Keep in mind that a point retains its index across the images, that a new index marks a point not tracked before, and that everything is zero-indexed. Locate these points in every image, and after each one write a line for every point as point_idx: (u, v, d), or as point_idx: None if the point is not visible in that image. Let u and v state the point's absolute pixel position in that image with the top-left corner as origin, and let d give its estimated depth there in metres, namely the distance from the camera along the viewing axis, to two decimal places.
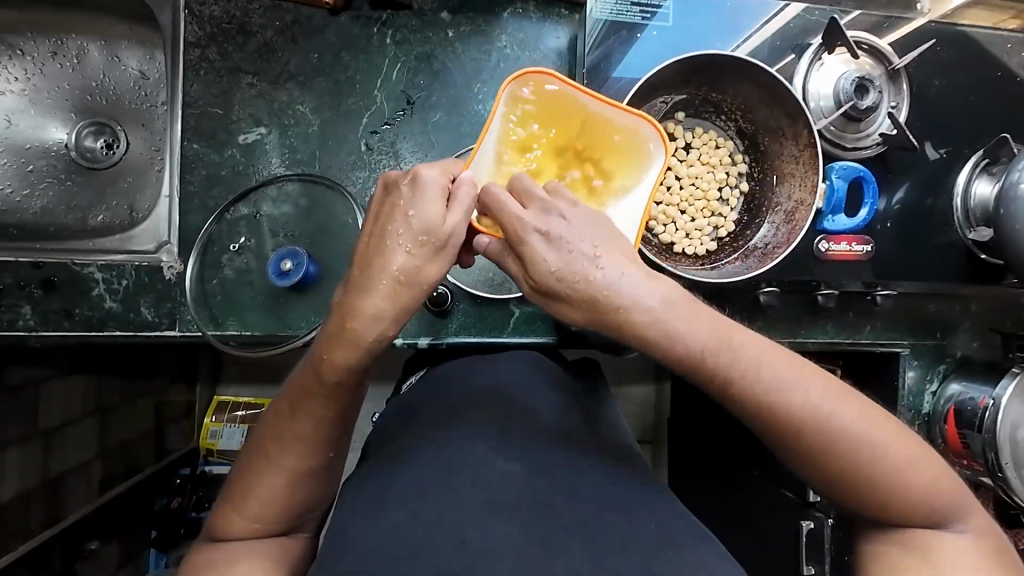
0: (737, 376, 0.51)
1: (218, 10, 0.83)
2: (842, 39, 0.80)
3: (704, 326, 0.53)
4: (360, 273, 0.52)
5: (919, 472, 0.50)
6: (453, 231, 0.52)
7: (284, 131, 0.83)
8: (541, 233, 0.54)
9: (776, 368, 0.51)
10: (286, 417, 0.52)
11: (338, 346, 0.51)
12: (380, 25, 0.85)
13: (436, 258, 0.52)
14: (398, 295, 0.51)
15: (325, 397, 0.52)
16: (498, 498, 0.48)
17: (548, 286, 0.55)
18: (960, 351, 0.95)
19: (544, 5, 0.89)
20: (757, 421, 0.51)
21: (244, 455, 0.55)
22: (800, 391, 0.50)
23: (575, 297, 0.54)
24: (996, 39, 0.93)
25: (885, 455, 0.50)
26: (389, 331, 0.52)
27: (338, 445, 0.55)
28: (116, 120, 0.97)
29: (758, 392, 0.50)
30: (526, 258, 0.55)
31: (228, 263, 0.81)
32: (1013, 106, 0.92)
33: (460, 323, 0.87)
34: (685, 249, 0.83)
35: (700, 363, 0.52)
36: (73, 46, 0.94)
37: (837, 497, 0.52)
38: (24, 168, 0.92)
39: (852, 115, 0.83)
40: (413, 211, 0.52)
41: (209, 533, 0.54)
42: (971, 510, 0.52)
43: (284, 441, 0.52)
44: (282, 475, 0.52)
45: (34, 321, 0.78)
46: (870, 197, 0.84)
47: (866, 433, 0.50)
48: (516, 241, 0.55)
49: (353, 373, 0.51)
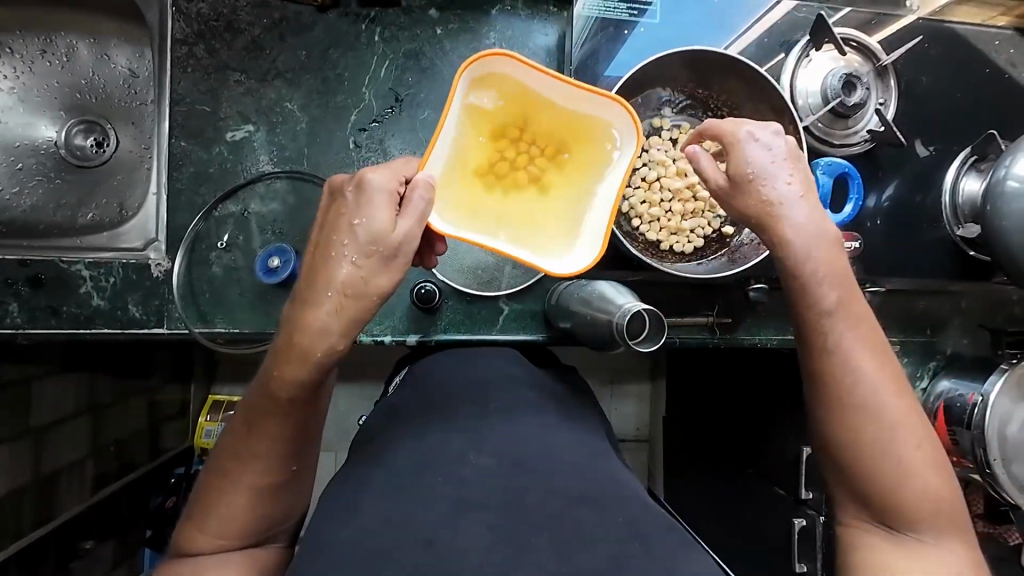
0: (835, 326, 0.53)
1: (206, 7, 0.83)
2: (829, 36, 0.80)
3: (833, 271, 0.54)
4: (306, 286, 0.51)
5: (935, 480, 0.52)
6: (403, 238, 0.51)
7: (272, 128, 0.83)
8: (754, 137, 0.56)
9: (869, 332, 0.54)
10: (243, 433, 0.52)
11: (288, 360, 0.50)
12: (369, 22, 0.85)
13: (385, 269, 0.51)
14: (345, 308, 0.50)
15: (281, 412, 0.51)
16: (467, 496, 0.48)
17: (739, 178, 0.55)
18: (949, 347, 0.97)
19: (531, 2, 0.89)
20: (826, 368, 0.53)
21: (205, 472, 0.55)
22: (880, 358, 0.53)
23: (752, 198, 0.55)
24: (982, 36, 0.92)
25: (919, 443, 0.52)
26: (339, 344, 0.51)
27: (299, 459, 0.55)
28: (106, 118, 0.97)
29: (843, 345, 0.53)
30: (733, 155, 0.56)
31: (216, 261, 0.81)
32: (1001, 103, 0.92)
33: (450, 320, 0.88)
34: (672, 246, 0.80)
35: (811, 297, 0.54)
36: (62, 44, 0.94)
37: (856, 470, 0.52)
38: (13, 166, 0.92)
39: (840, 112, 0.83)
40: (359, 219, 0.50)
41: (175, 550, 0.54)
42: (967, 538, 0.53)
43: (241, 459, 0.52)
44: (244, 490, 0.52)
45: (21, 318, 0.77)
46: (855, 194, 0.84)
47: (910, 424, 0.52)
48: (731, 142, 0.56)
49: (305, 387, 0.51)
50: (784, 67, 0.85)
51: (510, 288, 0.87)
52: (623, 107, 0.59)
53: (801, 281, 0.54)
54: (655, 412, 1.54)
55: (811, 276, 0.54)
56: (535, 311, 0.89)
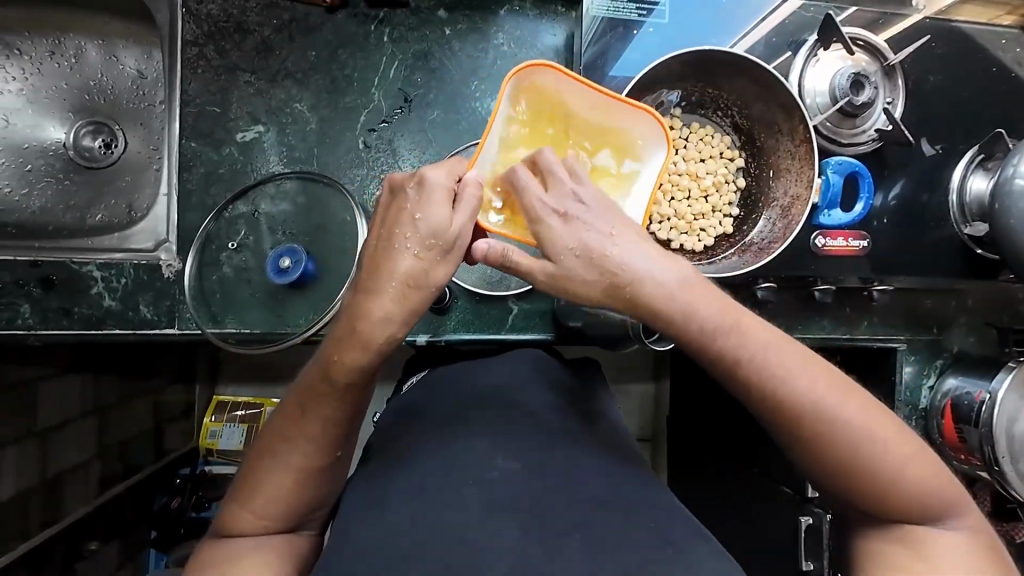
0: (745, 365, 0.51)
1: (215, 9, 0.83)
2: (837, 35, 0.81)
3: (718, 308, 0.52)
4: (368, 277, 0.51)
5: (914, 470, 0.51)
6: (460, 232, 0.52)
7: (282, 129, 0.84)
8: (559, 214, 0.53)
9: (781, 355, 0.51)
10: (295, 417, 0.52)
11: (348, 346, 0.50)
12: (377, 23, 0.85)
13: (443, 261, 0.52)
14: (407, 298, 0.51)
15: (336, 397, 0.52)
16: (492, 500, 0.49)
17: (565, 265, 0.53)
18: (956, 346, 1.00)
19: (539, 3, 0.89)
20: (764, 410, 0.51)
21: (252, 452, 0.55)
22: (812, 369, 0.51)
23: (589, 276, 0.53)
24: (989, 35, 0.92)
25: (890, 438, 0.51)
26: (398, 334, 0.51)
27: (344, 446, 0.54)
28: (114, 119, 0.97)
29: (764, 381, 0.51)
30: (543, 239, 0.54)
31: (227, 261, 0.81)
32: (1013, 100, 0.91)
33: (459, 320, 0.88)
34: (682, 245, 0.76)
35: (710, 344, 0.52)
36: (70, 46, 0.94)
37: (837, 488, 0.52)
38: (22, 167, 0.92)
39: (848, 111, 0.83)
40: (420, 214, 0.51)
41: (215, 531, 0.54)
42: (962, 509, 0.53)
43: (291, 442, 0.52)
44: (291, 473, 0.52)
45: (33, 320, 0.77)
46: (867, 193, 0.85)
47: (867, 429, 0.50)
48: (532, 223, 0.54)
49: (364, 374, 0.51)
50: (792, 67, 0.85)
51: (519, 288, 0.87)
52: (652, 115, 0.61)
53: (693, 336, 0.52)
54: (659, 411, 1.54)
55: (698, 328, 0.52)
56: (544, 310, 0.89)
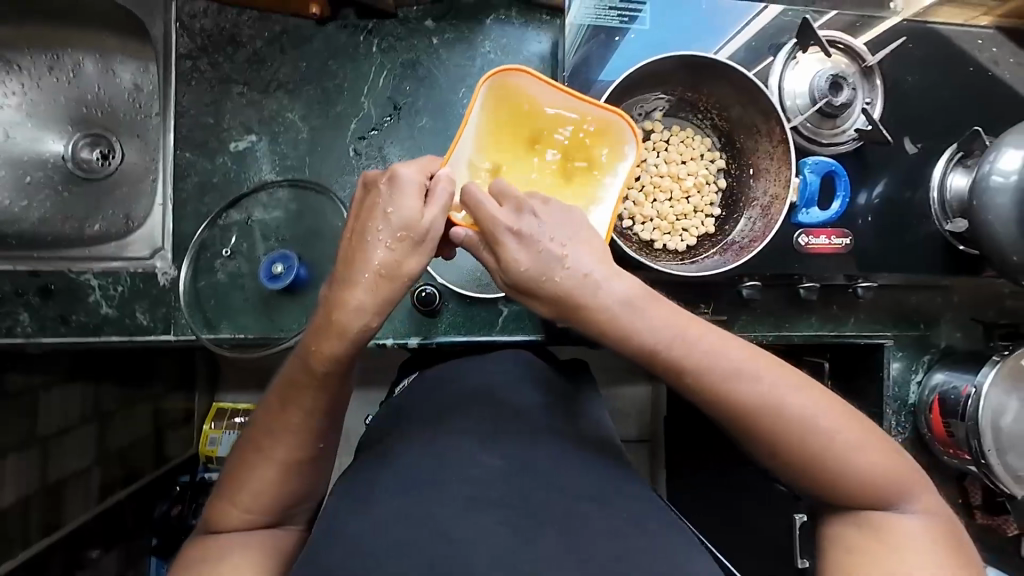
0: (694, 364, 0.54)
1: (209, 23, 0.85)
2: (814, 39, 0.83)
3: (664, 310, 0.56)
4: (343, 269, 0.54)
5: (865, 455, 0.52)
6: (431, 224, 0.55)
7: (274, 138, 0.85)
8: (514, 233, 0.55)
9: (726, 352, 0.54)
10: (277, 409, 0.55)
11: (326, 336, 0.53)
12: (366, 34, 0.87)
13: (415, 252, 0.55)
14: (380, 287, 0.54)
15: (316, 386, 0.54)
16: (477, 494, 0.50)
17: (521, 279, 0.57)
18: (943, 341, 1.01)
19: (525, 11, 0.92)
20: (718, 407, 0.54)
21: (239, 448, 0.57)
22: (757, 362, 0.54)
23: (543, 287, 0.56)
24: (966, 35, 0.94)
25: (840, 425, 0.53)
26: (373, 322, 0.55)
27: (328, 437, 0.57)
28: (112, 131, 0.99)
29: (713, 378, 0.53)
30: (501, 257, 0.56)
31: (221, 268, 0.83)
32: (992, 99, 0.93)
33: (449, 322, 0.89)
34: (665, 245, 0.77)
35: (661, 344, 0.55)
36: (68, 60, 0.96)
37: (796, 478, 0.54)
38: (22, 179, 0.94)
39: (827, 112, 0.85)
40: (392, 207, 0.54)
41: (203, 529, 0.56)
42: (919, 493, 0.54)
43: (277, 433, 0.54)
44: (275, 466, 0.54)
45: (31, 328, 0.79)
46: (842, 190, 0.88)
47: (815, 418, 0.52)
48: (491, 241, 0.56)
49: (342, 362, 0.54)
50: (771, 70, 0.88)
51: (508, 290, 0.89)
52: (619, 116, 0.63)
53: (647, 336, 0.55)
54: (656, 411, 1.55)
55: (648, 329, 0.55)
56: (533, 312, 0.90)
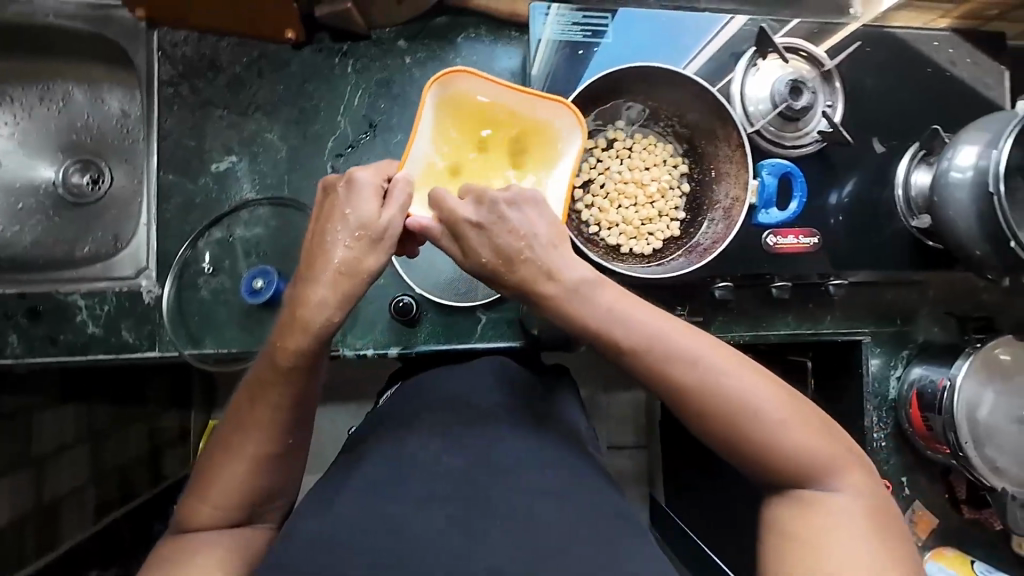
0: (639, 346, 0.60)
1: (189, 50, 0.89)
2: (771, 45, 0.87)
3: (614, 301, 0.62)
4: (306, 270, 0.60)
5: (796, 432, 0.58)
6: (389, 224, 0.60)
7: (253, 158, 0.88)
8: (474, 223, 0.61)
9: (668, 337, 0.60)
10: (246, 406, 0.60)
11: (290, 332, 0.59)
12: (341, 56, 0.91)
13: (373, 250, 0.60)
14: (340, 284, 0.59)
15: (284, 379, 0.59)
16: (425, 496, 0.57)
17: (483, 266, 0.63)
18: (921, 336, 1.02)
19: (494, 29, 0.95)
20: (659, 385, 0.60)
21: (209, 450, 0.62)
22: (698, 346, 0.60)
23: (506, 275, 0.62)
24: (921, 39, 0.97)
25: (772, 403, 0.59)
26: (335, 317, 0.60)
27: (295, 433, 0.62)
28: (101, 156, 1.03)
29: (654, 360, 0.60)
30: (464, 245, 0.62)
31: (204, 285, 0.85)
32: (952, 97, 0.95)
33: (429, 331, 0.91)
34: (631, 249, 0.79)
35: (609, 331, 0.61)
36: (58, 90, 1.00)
37: (732, 453, 0.60)
38: (14, 206, 0.98)
39: (788, 116, 0.88)
40: (349, 209, 0.59)
41: (176, 526, 0.60)
42: (852, 475, 0.59)
43: (246, 430, 0.60)
44: (244, 461, 0.59)
45: (20, 349, 0.82)
46: (799, 193, 0.89)
47: (748, 396, 0.58)
48: (454, 229, 0.61)
49: (306, 356, 0.59)
50: (734, 77, 0.90)
51: (486, 298, 0.91)
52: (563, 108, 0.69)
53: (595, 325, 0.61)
54: (650, 417, 1.55)
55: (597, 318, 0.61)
56: (511, 319, 0.92)
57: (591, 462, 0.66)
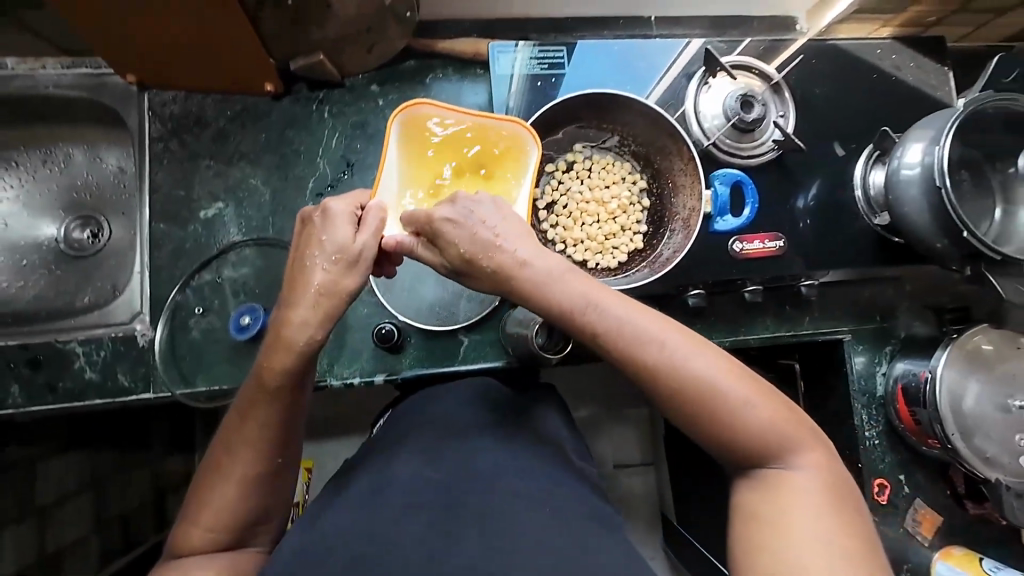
0: (608, 329, 0.63)
1: (177, 108, 0.96)
2: (718, 65, 0.93)
3: (584, 289, 0.65)
4: (287, 293, 0.63)
5: (759, 410, 0.61)
6: (363, 247, 0.64)
7: (239, 203, 0.94)
8: (450, 219, 0.65)
9: (636, 321, 0.63)
10: (234, 428, 0.63)
11: (275, 352, 0.62)
12: (318, 103, 0.97)
13: (351, 272, 0.63)
14: (320, 305, 0.62)
15: (270, 398, 0.62)
16: (413, 505, 0.59)
17: (460, 264, 0.66)
18: (903, 331, 1.03)
19: (460, 67, 1.00)
20: (629, 366, 0.63)
21: (201, 473, 0.65)
22: (665, 330, 0.63)
23: (481, 271, 0.66)
24: (865, 48, 1.01)
25: (736, 381, 0.61)
26: (318, 334, 0.63)
27: (283, 454, 0.65)
28: (100, 211, 1.09)
29: (622, 342, 0.62)
30: (443, 242, 0.66)
31: (195, 325, 0.89)
32: (900, 100, 0.99)
33: (414, 356, 0.94)
34: (598, 264, 0.83)
35: (579, 318, 0.64)
36: (59, 153, 1.07)
37: (700, 432, 0.62)
38: (19, 263, 1.03)
39: (742, 128, 0.93)
40: (326, 235, 0.63)
41: (171, 551, 0.63)
42: (812, 452, 0.61)
43: (234, 452, 0.62)
44: (234, 482, 0.62)
45: (21, 398, 0.86)
46: (750, 198, 0.92)
47: (713, 376, 0.61)
48: (431, 231, 0.66)
49: (291, 374, 0.62)
50: (687, 96, 0.95)
51: (467, 320, 0.94)
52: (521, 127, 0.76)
53: (565, 312, 0.64)
54: (655, 431, 1.54)
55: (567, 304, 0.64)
56: (493, 339, 0.95)
57: (570, 470, 0.70)
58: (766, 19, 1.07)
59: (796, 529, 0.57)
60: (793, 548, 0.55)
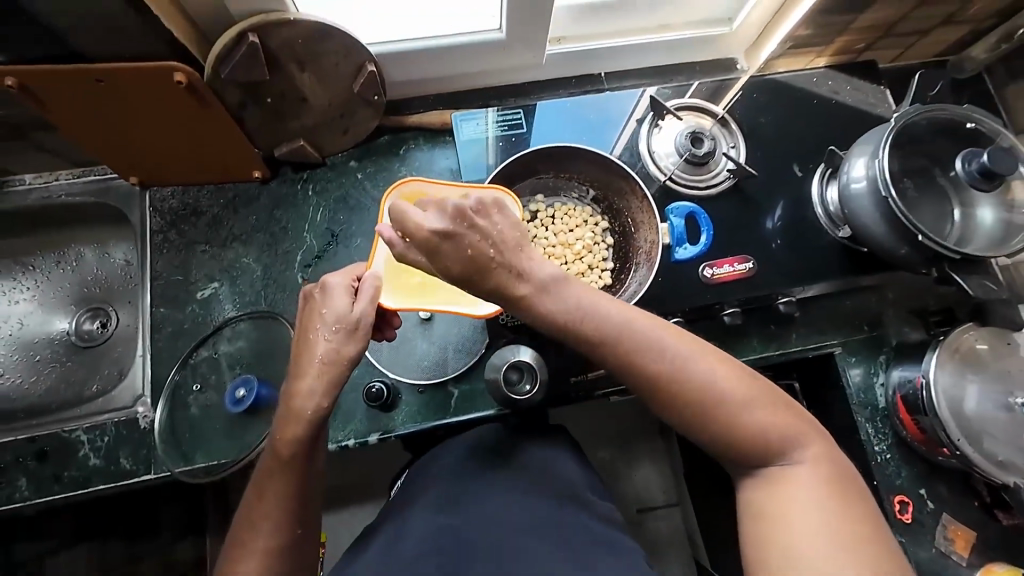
0: (608, 338, 0.64)
1: (175, 202, 1.05)
2: (663, 108, 1.01)
3: (582, 299, 0.66)
4: (295, 363, 0.68)
5: (757, 409, 0.62)
6: (361, 315, 0.68)
7: (233, 281, 1.00)
8: (436, 229, 0.63)
9: (634, 328, 0.64)
10: (255, 502, 0.65)
11: (287, 422, 0.66)
12: (303, 182, 1.06)
13: (352, 338, 0.67)
14: (324, 374, 0.66)
15: (285, 466, 0.65)
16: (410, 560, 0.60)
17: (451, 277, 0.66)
18: (896, 338, 1.02)
19: (430, 137, 1.10)
20: (629, 374, 0.64)
21: (223, 557, 0.64)
22: (663, 334, 0.64)
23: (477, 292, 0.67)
24: (800, 78, 1.08)
25: (734, 382, 0.63)
26: (324, 402, 0.67)
27: (304, 521, 0.66)
28: (109, 302, 1.16)
29: (622, 349, 0.64)
30: (431, 252, 0.64)
31: (194, 402, 0.93)
32: (843, 120, 1.05)
33: (406, 413, 0.95)
34: None
35: (578, 330, 0.65)
36: (71, 253, 1.15)
37: (703, 433, 0.63)
38: (32, 359, 1.09)
39: (695, 161, 1.00)
40: (326, 307, 0.68)
41: None
42: (814, 448, 0.62)
43: (255, 526, 0.63)
44: (256, 557, 0.62)
45: (28, 491, 0.88)
46: (704, 227, 0.97)
47: (711, 378, 0.62)
48: (419, 239, 0.64)
49: (304, 441, 0.65)
50: (637, 138, 1.03)
51: (454, 371, 0.96)
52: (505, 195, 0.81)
53: (563, 325, 0.65)
54: (676, 467, 1.48)
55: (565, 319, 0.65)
56: (483, 388, 0.96)
57: (575, 509, 0.69)
58: (707, 63, 1.16)
59: (802, 525, 0.57)
60: (800, 543, 0.56)
